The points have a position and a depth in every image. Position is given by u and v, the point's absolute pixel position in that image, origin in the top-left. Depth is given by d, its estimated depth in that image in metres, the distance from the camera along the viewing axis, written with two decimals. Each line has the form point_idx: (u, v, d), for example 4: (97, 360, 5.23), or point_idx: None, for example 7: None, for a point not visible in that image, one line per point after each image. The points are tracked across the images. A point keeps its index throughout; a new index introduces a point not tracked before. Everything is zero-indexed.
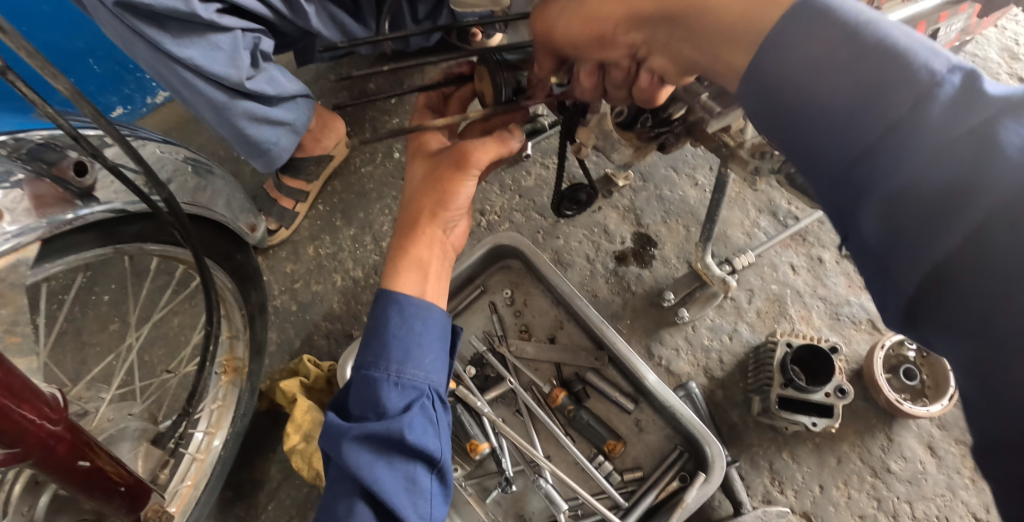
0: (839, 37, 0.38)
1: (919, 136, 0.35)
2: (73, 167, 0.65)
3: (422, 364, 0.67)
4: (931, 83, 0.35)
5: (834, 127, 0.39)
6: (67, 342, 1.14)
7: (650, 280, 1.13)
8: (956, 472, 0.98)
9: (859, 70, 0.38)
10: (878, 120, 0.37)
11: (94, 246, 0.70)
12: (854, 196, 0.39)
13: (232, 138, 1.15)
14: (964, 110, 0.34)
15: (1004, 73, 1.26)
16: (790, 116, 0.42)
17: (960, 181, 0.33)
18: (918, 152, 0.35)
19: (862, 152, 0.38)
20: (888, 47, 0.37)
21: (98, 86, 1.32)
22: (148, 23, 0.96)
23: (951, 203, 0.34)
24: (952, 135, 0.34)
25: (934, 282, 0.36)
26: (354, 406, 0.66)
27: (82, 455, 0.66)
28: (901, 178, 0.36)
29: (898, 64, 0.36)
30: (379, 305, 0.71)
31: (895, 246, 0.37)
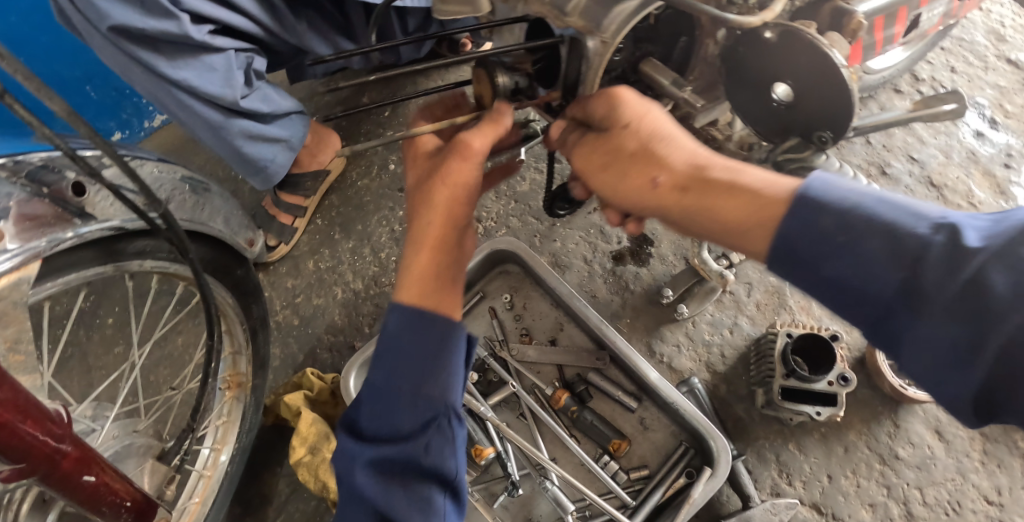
0: (838, 228, 0.44)
1: (924, 294, 0.41)
2: (72, 188, 0.66)
3: (440, 382, 0.61)
4: (920, 244, 0.41)
5: (856, 291, 0.44)
6: (74, 366, 1.16)
7: (648, 278, 1.13)
8: (965, 455, 0.97)
9: (864, 247, 0.43)
10: (893, 281, 0.42)
11: (95, 264, 0.71)
12: (896, 335, 0.43)
13: (229, 157, 1.17)
14: (957, 267, 0.39)
15: (991, 56, 1.26)
16: (812, 281, 0.47)
17: (989, 319, 0.38)
18: (929, 303, 0.40)
19: (890, 305, 0.43)
20: (880, 224, 0.43)
21: (96, 112, 1.34)
22: (143, 47, 0.98)
23: (974, 341, 0.39)
24: (958, 277, 0.39)
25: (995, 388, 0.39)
26: (366, 425, 0.62)
27: (88, 469, 0.67)
28: (926, 323, 0.41)
29: (896, 236, 0.42)
30: (389, 320, 0.63)
31: (938, 372, 0.41)
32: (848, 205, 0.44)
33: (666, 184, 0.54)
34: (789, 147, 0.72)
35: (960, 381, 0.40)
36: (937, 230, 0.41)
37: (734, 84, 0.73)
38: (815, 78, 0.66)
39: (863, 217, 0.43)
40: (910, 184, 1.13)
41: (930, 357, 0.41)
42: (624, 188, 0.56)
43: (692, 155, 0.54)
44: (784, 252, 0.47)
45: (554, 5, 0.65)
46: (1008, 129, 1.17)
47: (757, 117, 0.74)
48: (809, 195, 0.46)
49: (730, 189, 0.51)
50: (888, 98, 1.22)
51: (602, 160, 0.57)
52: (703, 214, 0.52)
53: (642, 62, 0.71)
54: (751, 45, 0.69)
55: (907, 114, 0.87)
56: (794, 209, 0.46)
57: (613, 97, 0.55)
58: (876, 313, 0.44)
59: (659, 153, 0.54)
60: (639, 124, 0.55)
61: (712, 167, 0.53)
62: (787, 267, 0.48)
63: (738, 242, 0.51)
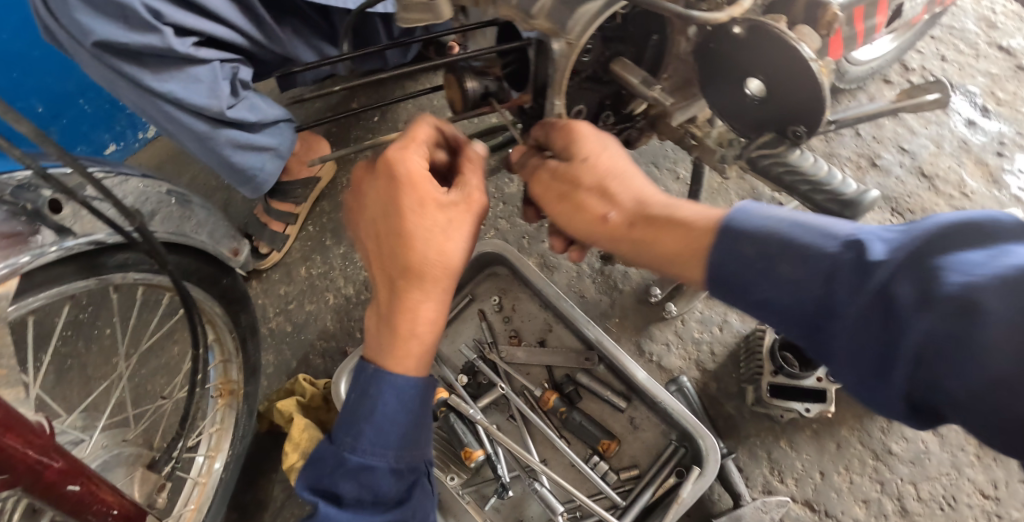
0: (760, 250, 0.48)
1: (839, 309, 0.43)
2: (47, 204, 0.67)
3: (419, 443, 0.64)
4: (830, 261, 0.44)
5: (784, 311, 0.46)
6: (73, 376, 1.18)
7: (637, 276, 1.12)
8: (960, 449, 0.96)
9: (783, 268, 0.46)
10: (812, 298, 0.44)
11: (78, 278, 0.72)
12: (824, 350, 0.45)
13: (218, 166, 1.18)
14: (865, 282, 0.41)
15: (982, 42, 1.33)
16: (746, 306, 0.50)
17: (896, 328, 0.40)
18: (842, 316, 0.42)
19: (815, 322, 0.45)
20: (795, 247, 0.46)
21: (90, 125, 1.36)
22: (127, 61, 0.99)
23: (888, 350, 0.40)
24: (866, 290, 0.41)
25: (924, 393, 0.39)
26: (347, 492, 0.60)
27: (72, 478, 0.68)
28: (843, 337, 0.42)
29: (809, 256, 0.45)
30: (373, 386, 0.62)
31: (869, 385, 0.42)
32: (766, 231, 0.48)
33: (614, 218, 0.59)
34: (763, 143, 0.69)
35: (885, 394, 0.41)
36: (847, 246, 0.43)
37: (708, 78, 0.73)
38: (786, 73, 0.64)
39: (780, 241, 0.47)
40: (902, 175, 1.22)
41: (855, 367, 0.43)
42: (576, 219, 0.61)
43: (637, 192, 0.60)
44: (717, 280, 0.50)
45: (520, 8, 0.63)
46: (999, 117, 1.25)
47: (733, 112, 0.73)
48: (732, 222, 0.50)
49: (670, 220, 0.56)
50: (880, 90, 1.26)
51: (560, 191, 0.62)
52: (644, 246, 0.57)
53: (612, 63, 0.70)
54: (721, 41, 0.67)
55: (890, 105, 0.86)
56: (719, 236, 0.50)
57: (573, 131, 0.60)
58: (805, 331, 0.46)
59: (610, 190, 0.60)
60: (597, 160, 0.60)
61: (654, 202, 0.58)
62: (723, 293, 0.51)
63: (677, 273, 0.55)
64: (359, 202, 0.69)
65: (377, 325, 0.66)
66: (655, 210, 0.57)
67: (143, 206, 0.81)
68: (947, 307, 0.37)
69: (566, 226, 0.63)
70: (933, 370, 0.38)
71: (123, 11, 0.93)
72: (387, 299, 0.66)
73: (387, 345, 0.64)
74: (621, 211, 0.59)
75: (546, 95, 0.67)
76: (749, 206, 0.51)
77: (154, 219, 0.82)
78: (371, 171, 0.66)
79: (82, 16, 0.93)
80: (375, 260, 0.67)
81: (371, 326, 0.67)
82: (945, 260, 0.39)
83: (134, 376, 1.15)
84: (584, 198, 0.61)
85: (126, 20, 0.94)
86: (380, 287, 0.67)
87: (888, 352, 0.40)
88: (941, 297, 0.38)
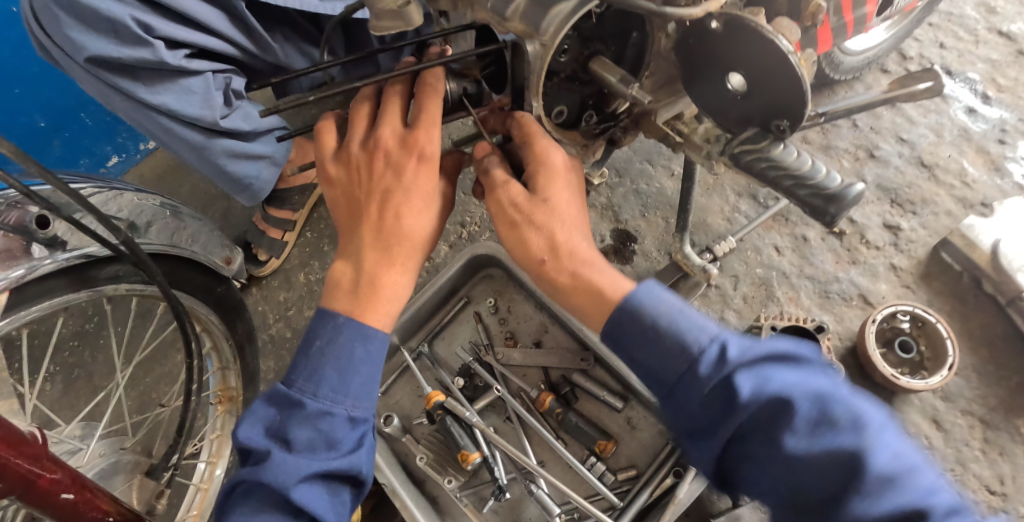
0: (649, 323, 0.57)
1: (690, 389, 0.53)
2: (34, 221, 0.68)
3: (374, 397, 0.65)
4: (698, 347, 0.53)
5: (651, 374, 0.56)
6: (80, 386, 1.20)
7: (632, 275, 1.17)
8: (964, 445, 1.05)
9: (661, 344, 0.55)
10: (675, 371, 0.54)
11: (68, 291, 0.73)
12: (669, 411, 0.56)
13: (214, 175, 1.18)
14: (718, 372, 0.51)
15: (981, 29, 1.38)
16: (625, 361, 0.60)
17: (725, 415, 0.50)
18: (691, 393, 0.53)
19: (669, 389, 0.55)
20: (677, 328, 0.55)
21: (92, 137, 1.39)
22: (121, 75, 1.01)
23: (714, 427, 0.51)
24: (715, 379, 0.51)
25: (733, 460, 0.52)
26: (298, 437, 0.59)
27: (65, 487, 0.68)
28: (690, 408, 0.53)
29: (686, 339, 0.54)
30: (343, 335, 0.64)
31: (695, 442, 0.54)
32: (659, 308, 0.57)
33: (553, 259, 0.65)
34: (746, 138, 0.69)
35: (700, 455, 0.54)
36: (712, 342, 0.53)
37: (688, 75, 0.71)
38: (769, 68, 0.62)
39: (667, 318, 0.56)
40: (900, 165, 1.26)
41: (688, 428, 0.54)
42: (519, 249, 0.67)
43: (573, 246, 0.65)
44: (611, 336, 0.60)
45: (494, 11, 0.63)
46: (1001, 103, 1.30)
47: (716, 108, 0.71)
48: (634, 298, 0.58)
49: (597, 277, 0.64)
50: (875, 79, 1.32)
51: (516, 218, 0.66)
52: (572, 295, 0.65)
53: (591, 62, 0.69)
54: (700, 37, 0.67)
55: (882, 95, 0.84)
56: (622, 314, 0.58)
57: (550, 169, 0.66)
58: (662, 396, 0.56)
59: (558, 233, 0.65)
60: (557, 200, 0.66)
61: (580, 259, 0.65)
62: (610, 347, 0.61)
63: (589, 322, 0.65)
64: (370, 158, 0.68)
65: (354, 282, 0.67)
66: (589, 261, 0.65)
67: (137, 219, 0.82)
68: (775, 407, 0.48)
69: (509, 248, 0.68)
70: (738, 446, 0.50)
71: (114, 26, 0.94)
72: (372, 260, 0.67)
73: (364, 305, 0.66)
74: (564, 259, 0.65)
75: (524, 95, 0.66)
76: (651, 287, 0.59)
77: (149, 231, 0.83)
78: (397, 141, 0.67)
79: (74, 32, 0.95)
80: (370, 220, 0.67)
81: (345, 279, 0.68)
82: (773, 372, 0.49)
83: (139, 384, 1.17)
84: (533, 230, 0.65)
85: (117, 35, 0.95)
86: (364, 247, 0.67)
87: (712, 427, 0.51)
88: (769, 401, 0.48)
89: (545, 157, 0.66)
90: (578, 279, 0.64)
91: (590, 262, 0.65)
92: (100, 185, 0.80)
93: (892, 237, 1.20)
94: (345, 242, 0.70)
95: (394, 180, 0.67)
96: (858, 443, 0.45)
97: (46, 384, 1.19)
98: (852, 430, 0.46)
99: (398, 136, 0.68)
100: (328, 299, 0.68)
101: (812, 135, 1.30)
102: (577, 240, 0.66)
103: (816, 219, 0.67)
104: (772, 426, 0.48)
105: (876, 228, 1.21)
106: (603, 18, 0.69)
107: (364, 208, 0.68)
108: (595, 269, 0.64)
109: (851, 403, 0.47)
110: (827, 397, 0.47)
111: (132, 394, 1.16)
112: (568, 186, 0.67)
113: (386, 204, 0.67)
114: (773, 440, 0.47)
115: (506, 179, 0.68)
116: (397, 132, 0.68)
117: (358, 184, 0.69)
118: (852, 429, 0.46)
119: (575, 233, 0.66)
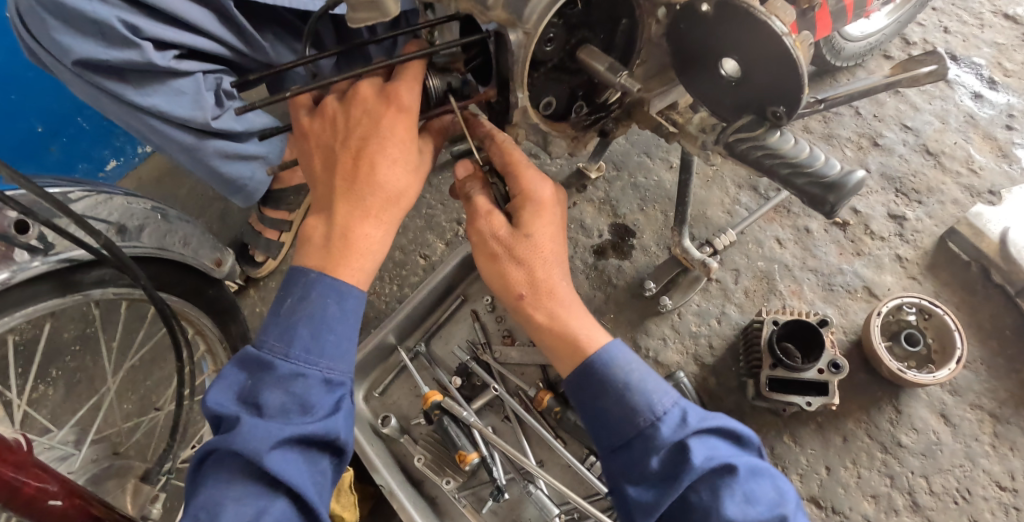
0: (622, 375, 0.69)
1: (650, 439, 0.65)
2: (14, 225, 0.66)
3: (349, 360, 0.65)
4: (662, 405, 0.66)
5: (614, 423, 0.68)
6: (81, 390, 1.19)
7: (631, 271, 1.15)
8: (974, 439, 1.02)
9: (629, 396, 0.68)
10: (639, 424, 0.66)
11: (52, 296, 0.72)
12: (622, 463, 0.67)
13: (208, 177, 1.15)
14: (678, 429, 0.65)
15: (985, 12, 1.36)
16: (588, 406, 0.72)
17: (678, 469, 0.62)
18: (650, 442, 0.65)
19: (627, 439, 0.67)
20: (645, 385, 0.68)
21: (89, 142, 1.38)
22: (110, 78, 0.99)
23: (666, 479, 0.62)
24: (675, 433, 0.64)
25: (671, 514, 0.62)
26: (271, 400, 0.59)
27: (51, 493, 0.66)
28: (647, 459, 0.64)
29: (651, 396, 0.67)
30: (314, 291, 0.64)
31: (640, 491, 0.64)
32: (629, 364, 0.70)
33: (532, 295, 0.75)
34: (741, 126, 0.66)
35: (638, 515, 0.63)
36: (674, 406, 0.66)
37: (684, 64, 0.69)
38: (761, 52, 0.60)
39: (638, 373, 0.70)
40: (905, 153, 1.23)
41: (638, 476, 0.65)
42: (499, 282, 0.75)
43: (551, 286, 0.75)
44: (578, 386, 0.73)
45: (476, 0, 0.61)
46: (1007, 88, 1.28)
47: (711, 95, 0.69)
48: (608, 350, 0.71)
49: (574, 324, 0.75)
50: (878, 65, 1.30)
51: (499, 250, 0.73)
52: (548, 341, 0.76)
53: (578, 51, 0.68)
54: (691, 22, 0.64)
55: (884, 80, 0.79)
56: (595, 369, 0.71)
57: (539, 206, 0.73)
58: (617, 447, 0.68)
59: (539, 271, 0.74)
60: (542, 240, 0.73)
61: (555, 299, 0.75)
62: (577, 392, 0.73)
63: (558, 362, 0.76)
64: (347, 110, 0.67)
65: (326, 236, 0.66)
66: (567, 312, 0.75)
67: (127, 222, 0.80)
68: (722, 466, 0.61)
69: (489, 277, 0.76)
70: (677, 509, 0.62)
71: (101, 28, 0.92)
72: (345, 212, 0.66)
73: (336, 259, 0.65)
74: (543, 302, 0.75)
75: (509, 87, 0.64)
76: (621, 349, 0.72)
77: (140, 233, 0.81)
78: (375, 91, 0.66)
79: (61, 35, 0.93)
80: (343, 171, 0.66)
81: (317, 234, 0.67)
82: (716, 442, 0.64)
83: (139, 388, 1.16)
84: (516, 263, 0.73)
85: (104, 37, 0.93)
86: (336, 198, 0.66)
87: (663, 477, 0.63)
88: (718, 461, 0.61)
89: (532, 190, 0.74)
90: (554, 319, 0.75)
91: (565, 309, 0.76)
92: (89, 188, 0.78)
93: (897, 227, 1.17)
94: (319, 195, 0.69)
95: (368, 129, 0.65)
96: (778, 512, 0.60)
97: (47, 389, 1.18)
98: (773, 503, 0.61)
99: (376, 86, 0.66)
100: (300, 254, 0.68)
101: (813, 124, 1.27)
102: (555, 284, 0.75)
103: (815, 209, 0.65)
104: (715, 489, 0.60)
105: (881, 218, 1.18)
106: (589, 4, 0.66)
107: (337, 158, 0.67)
108: (568, 317, 0.75)
109: (774, 478, 0.63)
110: (756, 471, 0.62)
111: (132, 398, 1.16)
112: (552, 223, 0.74)
113: (360, 154, 0.65)
114: (716, 500, 0.60)
115: (488, 209, 0.74)
116: (376, 82, 0.66)
117: (332, 134, 0.68)
118: (773, 502, 0.61)
119: (552, 279, 0.75)
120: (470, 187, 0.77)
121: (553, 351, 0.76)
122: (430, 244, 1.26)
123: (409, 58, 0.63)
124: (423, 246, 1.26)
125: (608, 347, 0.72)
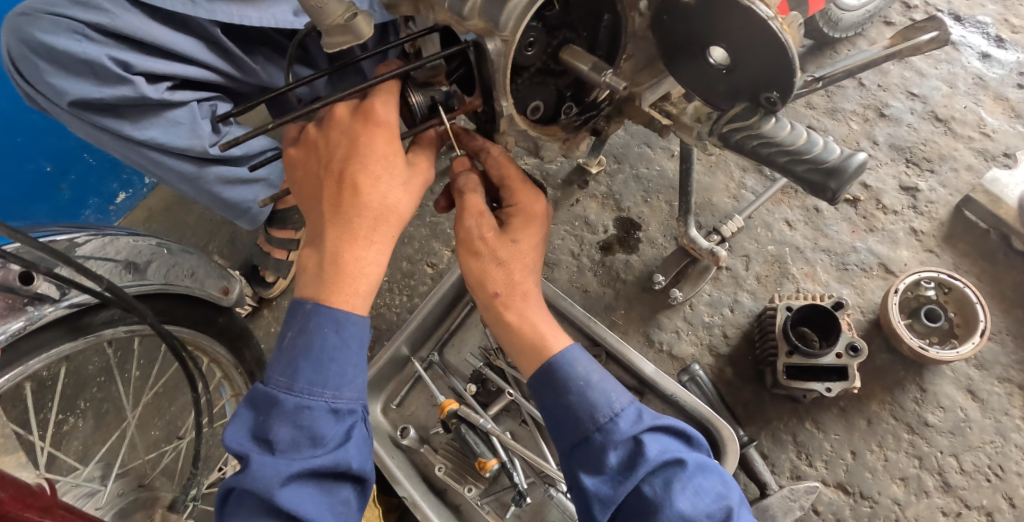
0: (581, 372, 0.70)
1: (610, 435, 0.65)
2: (19, 277, 0.67)
3: (359, 386, 0.65)
4: (630, 401, 0.68)
5: (577, 421, 0.68)
6: (110, 418, 1.22)
7: (640, 264, 1.14)
8: (1004, 414, 0.99)
9: (592, 396, 0.68)
10: (602, 418, 0.66)
11: (64, 341, 0.73)
12: (582, 460, 0.66)
13: (211, 204, 1.13)
14: (637, 423, 0.65)
15: None
16: (547, 404, 0.71)
17: (635, 461, 0.62)
18: (612, 439, 0.64)
19: (587, 437, 0.67)
20: (612, 384, 0.70)
21: (98, 177, 1.40)
22: (107, 115, 0.98)
23: (625, 473, 0.62)
24: (639, 426, 0.65)
25: (627, 509, 0.62)
26: (279, 436, 0.59)
27: None
28: (607, 455, 0.63)
29: (609, 395, 0.68)
30: (313, 321, 0.64)
31: (597, 486, 0.62)
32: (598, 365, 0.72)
33: (503, 299, 0.75)
34: (734, 115, 0.63)
35: (596, 507, 0.62)
36: (631, 404, 0.67)
37: (671, 54, 0.67)
38: (747, 39, 0.57)
39: (603, 372, 0.71)
40: (913, 122, 1.20)
41: (596, 469, 0.64)
42: (474, 279, 0.76)
43: (526, 289, 0.76)
44: (541, 384, 0.72)
45: (452, 11, 0.59)
46: (1015, 45, 1.24)
47: (701, 85, 0.67)
48: (578, 348, 0.73)
49: (549, 326, 0.76)
50: (880, 33, 1.26)
51: (473, 252, 0.74)
52: (512, 347, 0.77)
53: (562, 51, 0.66)
54: (675, 13, 0.62)
55: (882, 51, 0.75)
56: (557, 369, 0.71)
57: (526, 215, 0.75)
58: (578, 445, 0.67)
59: (515, 275, 0.75)
60: (520, 248, 0.75)
61: (528, 303, 0.76)
62: (539, 387, 0.72)
63: (522, 363, 0.76)
64: (326, 134, 0.67)
65: (320, 263, 0.66)
66: (537, 315, 0.76)
67: (133, 261, 0.80)
68: (668, 457, 0.61)
69: (466, 282, 0.77)
70: (631, 504, 0.61)
71: (92, 67, 0.91)
72: (335, 236, 0.65)
73: (329, 287, 0.65)
74: (517, 307, 0.76)
75: (492, 96, 0.63)
76: (581, 354, 0.72)
77: (147, 272, 0.81)
78: (350, 110, 0.65)
79: (58, 79, 0.93)
80: (329, 194, 0.65)
81: (311, 263, 0.67)
82: (668, 440, 0.64)
83: (165, 413, 1.19)
84: (492, 267, 0.74)
85: (96, 76, 0.92)
86: (326, 224, 0.65)
87: (621, 472, 0.62)
88: (667, 455, 0.61)
89: (522, 204, 0.75)
90: (522, 320, 0.76)
91: (535, 312, 0.76)
92: (92, 231, 0.78)
93: (910, 200, 1.14)
94: (310, 225, 0.68)
95: (348, 149, 0.64)
96: (725, 505, 0.60)
97: (77, 420, 1.21)
98: (721, 495, 0.61)
99: (352, 106, 0.66)
100: (298, 285, 0.67)
101: (816, 100, 1.24)
102: (528, 291, 0.76)
103: (818, 196, 0.61)
104: (668, 481, 0.60)
105: (892, 192, 1.15)
106: (568, 4, 0.65)
107: (322, 183, 0.66)
108: (529, 322, 0.76)
109: (728, 480, 0.63)
110: (705, 467, 0.63)
111: (158, 424, 1.18)
112: (528, 233, 0.75)
113: (343, 176, 0.64)
114: (666, 492, 0.59)
115: (480, 210, 0.72)
116: (351, 103, 0.66)
117: (315, 160, 0.67)
118: (720, 494, 0.61)
119: (524, 287, 0.76)
120: (467, 185, 0.73)
121: (515, 357, 0.77)
122: (436, 252, 1.27)
123: (384, 77, 0.62)
124: (430, 255, 1.26)
125: (578, 347, 0.73)
